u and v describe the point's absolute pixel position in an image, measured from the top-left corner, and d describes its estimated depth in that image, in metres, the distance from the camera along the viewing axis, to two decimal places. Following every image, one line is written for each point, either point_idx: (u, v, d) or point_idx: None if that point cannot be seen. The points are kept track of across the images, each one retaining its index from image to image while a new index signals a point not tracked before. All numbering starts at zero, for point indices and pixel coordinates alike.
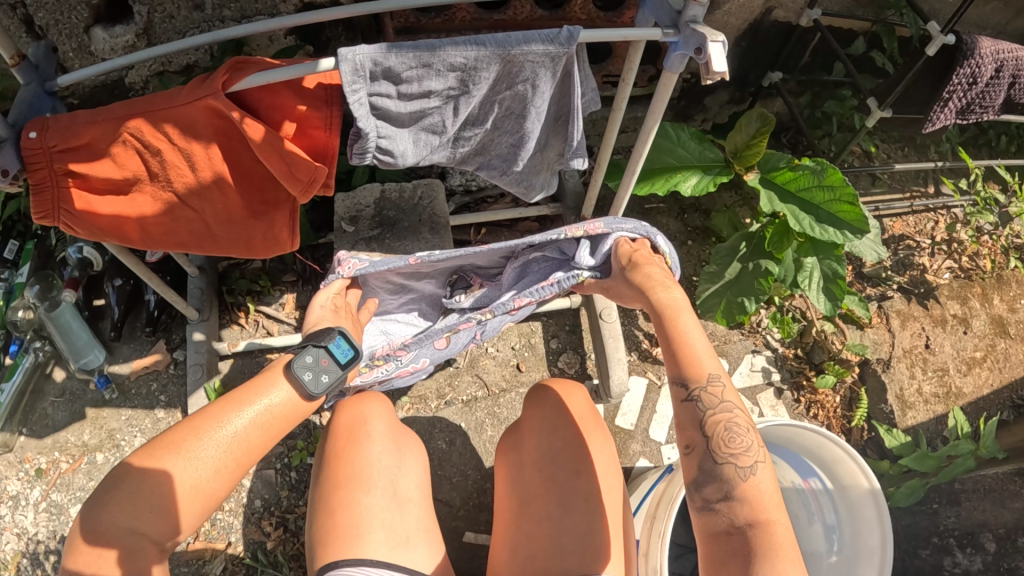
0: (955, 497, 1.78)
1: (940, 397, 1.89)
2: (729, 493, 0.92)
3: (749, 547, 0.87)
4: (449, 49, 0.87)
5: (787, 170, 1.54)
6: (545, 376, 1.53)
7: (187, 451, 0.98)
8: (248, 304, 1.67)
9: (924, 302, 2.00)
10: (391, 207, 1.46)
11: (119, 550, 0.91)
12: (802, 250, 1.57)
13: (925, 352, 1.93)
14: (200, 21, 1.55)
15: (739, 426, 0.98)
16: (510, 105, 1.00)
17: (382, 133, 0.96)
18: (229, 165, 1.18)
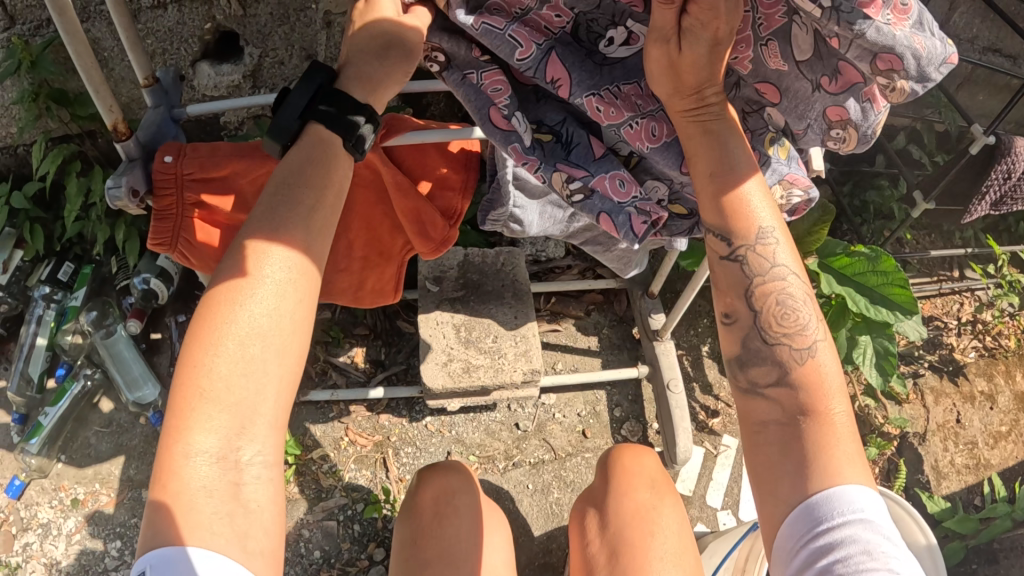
0: (993, 557, 1.83)
1: (971, 468, 1.95)
2: (784, 378, 0.82)
3: (805, 439, 0.78)
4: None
5: (844, 255, 1.67)
6: (608, 442, 1.64)
7: (247, 279, 0.72)
8: (318, 353, 1.68)
9: (954, 379, 2.08)
10: (475, 270, 1.57)
11: (232, 411, 0.67)
12: (856, 329, 1.67)
13: (956, 427, 2.01)
14: (308, 70, 1.62)
15: (793, 304, 0.87)
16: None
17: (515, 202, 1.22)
18: (359, 219, 1.24)
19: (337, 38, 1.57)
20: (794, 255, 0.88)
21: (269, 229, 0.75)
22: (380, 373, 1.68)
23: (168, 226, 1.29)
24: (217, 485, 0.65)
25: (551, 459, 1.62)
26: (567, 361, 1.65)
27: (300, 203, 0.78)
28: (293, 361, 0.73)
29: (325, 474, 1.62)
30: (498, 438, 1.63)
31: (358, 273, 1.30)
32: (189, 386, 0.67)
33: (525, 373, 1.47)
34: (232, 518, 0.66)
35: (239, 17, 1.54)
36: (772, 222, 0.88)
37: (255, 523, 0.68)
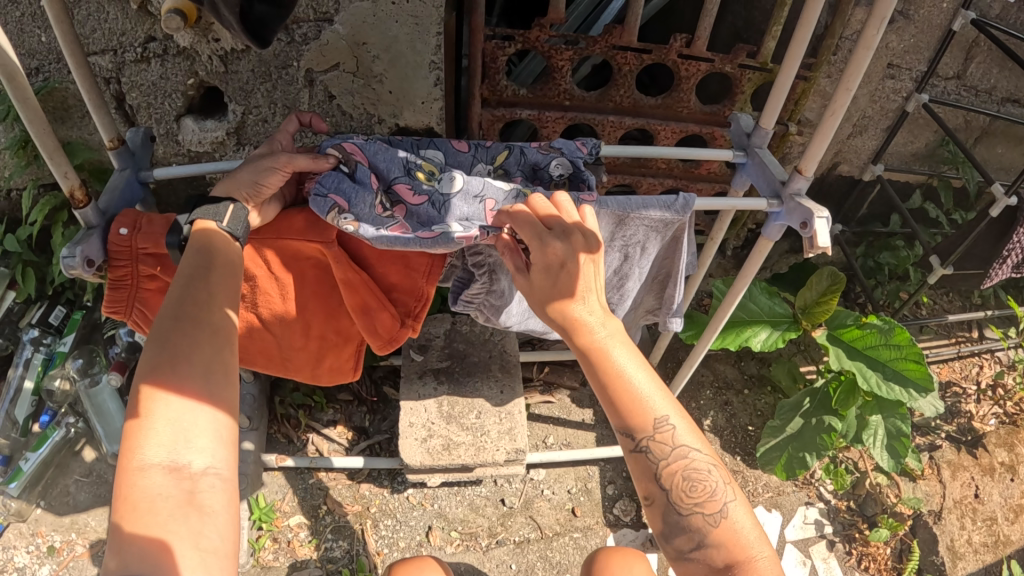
0: None
1: (989, 546, 1.80)
2: (701, 542, 0.90)
3: (722, 565, 0.87)
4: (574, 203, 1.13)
5: (854, 327, 1.57)
6: (600, 523, 1.54)
7: (181, 328, 0.86)
8: (299, 418, 1.62)
9: (972, 451, 1.95)
10: (461, 338, 1.51)
11: (183, 432, 0.80)
12: (866, 408, 1.56)
13: (975, 502, 1.86)
14: (293, 129, 1.57)
15: (696, 473, 0.92)
16: (613, 264, 1.27)
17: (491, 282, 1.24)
18: (315, 298, 1.27)
19: (321, 97, 1.52)
20: (751, 519, 0.90)
21: (162, 354, 0.83)
22: (363, 442, 1.61)
23: (123, 295, 1.26)
24: (170, 494, 0.77)
25: (537, 538, 1.53)
26: (559, 435, 1.57)
27: (190, 321, 0.86)
28: (222, 405, 0.85)
29: (300, 544, 1.54)
30: (482, 515, 1.56)
31: (316, 352, 1.34)
32: (135, 475, 0.77)
33: (509, 452, 1.39)
34: (190, 525, 0.76)
35: (222, 73, 1.50)
36: (727, 492, 0.92)
37: (209, 525, 0.78)
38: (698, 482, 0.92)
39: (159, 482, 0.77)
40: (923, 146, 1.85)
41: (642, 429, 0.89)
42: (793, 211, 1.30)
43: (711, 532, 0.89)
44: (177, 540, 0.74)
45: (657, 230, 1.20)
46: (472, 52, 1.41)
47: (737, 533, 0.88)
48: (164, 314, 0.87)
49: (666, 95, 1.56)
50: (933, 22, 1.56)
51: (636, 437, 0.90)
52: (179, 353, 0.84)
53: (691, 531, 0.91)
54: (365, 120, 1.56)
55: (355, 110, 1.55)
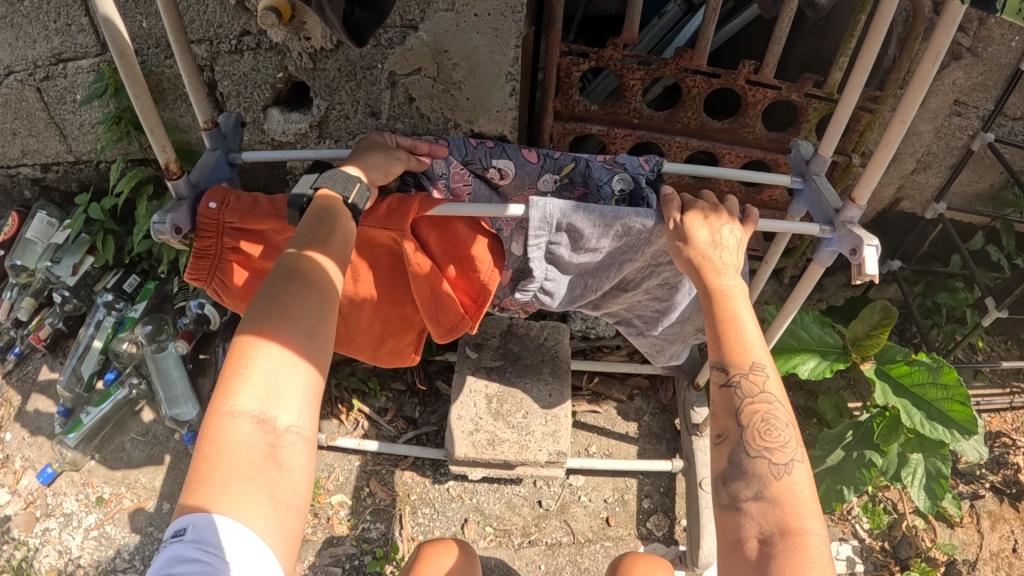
0: None
1: None
2: (761, 492, 0.92)
3: (776, 554, 0.85)
4: (633, 216, 1.17)
5: (903, 363, 1.57)
6: (632, 535, 1.57)
7: (297, 287, 0.90)
8: (352, 401, 1.69)
9: (1016, 504, 1.89)
10: (516, 341, 1.56)
11: (276, 385, 0.82)
12: (908, 445, 1.56)
13: (1012, 556, 1.81)
14: (372, 126, 1.66)
15: (775, 421, 0.98)
16: (667, 275, 1.30)
17: (549, 280, 1.28)
18: (382, 284, 1.34)
19: (401, 98, 1.61)
20: (811, 487, 0.92)
21: (271, 308, 0.87)
22: (411, 431, 1.68)
23: (206, 265, 1.35)
24: (255, 444, 0.79)
25: (569, 543, 1.56)
26: (601, 445, 1.60)
27: (303, 284, 0.90)
28: (314, 373, 0.86)
29: (340, 522, 1.61)
30: (517, 513, 1.60)
31: (378, 336, 1.41)
32: (228, 424, 0.79)
33: (551, 453, 1.42)
34: (271, 481, 0.78)
35: (310, 69, 1.60)
36: (789, 458, 0.94)
37: (286, 483, 0.80)
38: (776, 432, 0.97)
39: (255, 433, 0.79)
40: (988, 187, 1.82)
41: (737, 365, 1.01)
42: (844, 238, 1.32)
43: (763, 472, 0.93)
44: (252, 490, 0.76)
45: None
46: (546, 66, 1.48)
47: (795, 495, 0.90)
48: (278, 272, 0.91)
49: (733, 119, 1.59)
50: (1001, 61, 1.54)
51: (729, 371, 1.01)
52: (287, 310, 0.87)
53: (751, 477, 0.94)
54: (441, 124, 1.64)
55: (432, 113, 1.63)
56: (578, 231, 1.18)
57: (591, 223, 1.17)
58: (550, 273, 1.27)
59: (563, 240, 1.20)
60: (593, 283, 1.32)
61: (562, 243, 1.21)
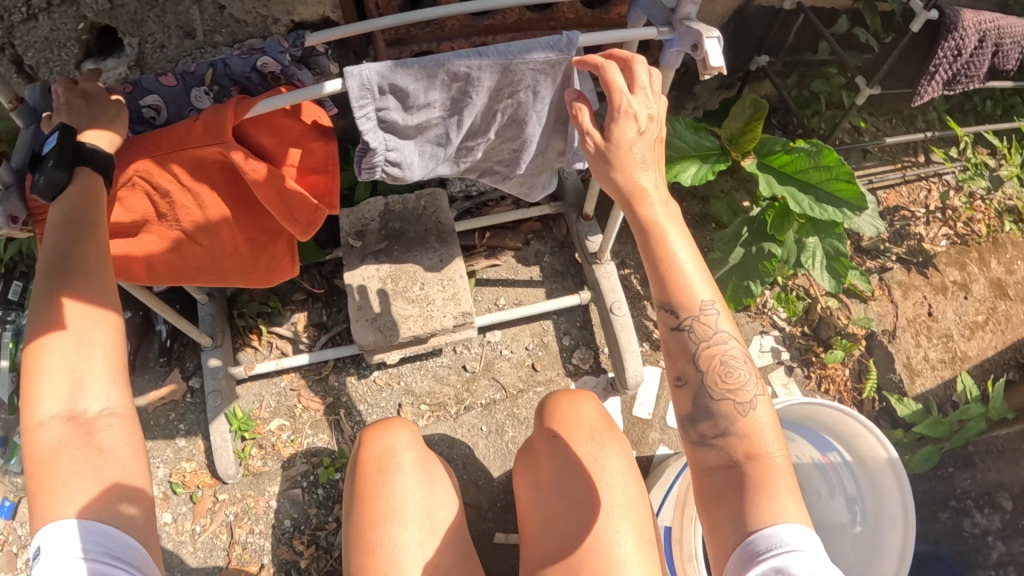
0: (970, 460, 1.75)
1: (946, 363, 1.79)
2: (727, 428, 0.86)
3: (738, 483, 0.82)
4: (454, 61, 1.05)
5: (783, 153, 1.55)
6: (560, 374, 1.60)
7: (47, 270, 0.77)
8: (260, 326, 1.65)
9: (923, 271, 1.90)
10: (396, 218, 1.51)
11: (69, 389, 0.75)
12: (801, 230, 1.57)
13: (929, 320, 1.83)
14: (191, 48, 1.53)
15: (736, 358, 0.89)
16: (511, 113, 1.20)
17: (391, 148, 1.18)
18: (230, 200, 1.27)
19: (210, 8, 1.48)
20: (772, 417, 0.87)
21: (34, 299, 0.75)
22: (324, 336, 1.66)
23: None
24: (69, 441, 0.74)
25: (503, 398, 1.59)
26: (509, 295, 1.60)
27: (59, 265, 0.77)
28: (115, 368, 0.80)
29: (285, 446, 1.61)
30: (447, 384, 1.60)
31: (249, 255, 1.37)
32: (48, 447, 0.73)
33: (456, 317, 1.42)
34: (117, 468, 0.76)
35: (108, 10, 1.42)
36: (756, 391, 0.87)
37: (122, 458, 0.77)
38: (739, 370, 0.89)
39: (101, 441, 0.75)
40: None
41: (687, 307, 0.88)
42: (684, 36, 1.22)
43: (720, 408, 0.87)
44: (81, 486, 0.72)
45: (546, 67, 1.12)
46: None
47: (758, 427, 0.84)
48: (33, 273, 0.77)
49: None
50: None
51: (681, 315, 0.88)
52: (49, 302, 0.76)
53: (717, 417, 0.87)
54: (259, 24, 1.52)
55: (248, 16, 1.50)
56: (400, 93, 1.08)
57: (409, 81, 1.07)
58: (389, 143, 1.17)
59: (385, 104, 1.09)
60: (438, 140, 1.22)
61: (387, 108, 1.10)
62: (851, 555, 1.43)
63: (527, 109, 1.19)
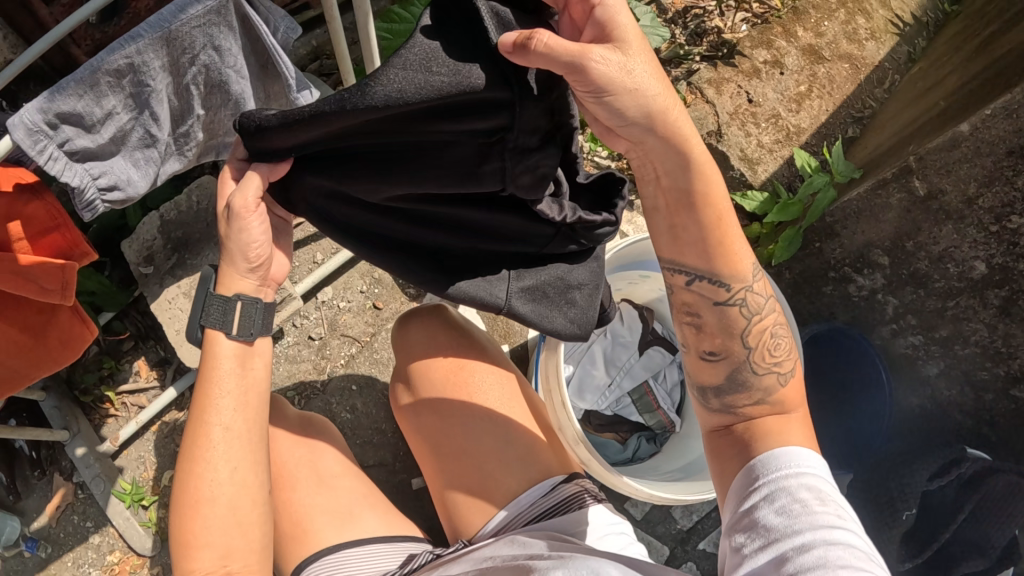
0: (840, 228, 1.55)
1: (782, 142, 1.81)
2: (762, 397, 0.88)
3: (752, 432, 0.86)
4: (108, 58, 1.03)
5: None
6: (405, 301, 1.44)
7: (201, 475, 0.83)
8: (106, 393, 1.55)
9: (730, 62, 1.87)
10: (175, 226, 1.35)
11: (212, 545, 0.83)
12: None
13: (751, 107, 1.83)
14: None
15: (781, 330, 0.90)
16: (206, 79, 1.17)
17: (97, 172, 1.16)
18: None
19: None
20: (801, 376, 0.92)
21: (196, 522, 0.83)
22: (170, 370, 1.56)
23: None
24: None
25: (360, 350, 1.42)
26: (324, 247, 1.45)
27: (202, 509, 0.83)
28: (251, 476, 0.86)
29: None
30: (301, 361, 1.41)
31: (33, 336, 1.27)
32: (191, 526, 0.83)
33: (269, 296, 1.33)
34: (223, 548, 0.84)
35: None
36: (791, 369, 0.90)
37: (243, 544, 0.86)
38: (780, 342, 0.91)
39: (213, 530, 0.84)
40: None
41: (738, 276, 0.87)
42: None
43: (719, 315, 0.88)
44: None
45: (205, 24, 1.09)
46: None
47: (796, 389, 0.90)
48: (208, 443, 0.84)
49: None
50: None
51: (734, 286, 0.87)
52: (196, 514, 0.83)
53: (755, 390, 0.88)
54: None
55: None
56: (84, 117, 1.07)
57: (76, 97, 1.03)
58: (96, 171, 1.16)
59: (62, 127, 1.06)
60: (145, 145, 1.20)
61: (73, 131, 1.08)
62: None
63: (219, 79, 1.18)
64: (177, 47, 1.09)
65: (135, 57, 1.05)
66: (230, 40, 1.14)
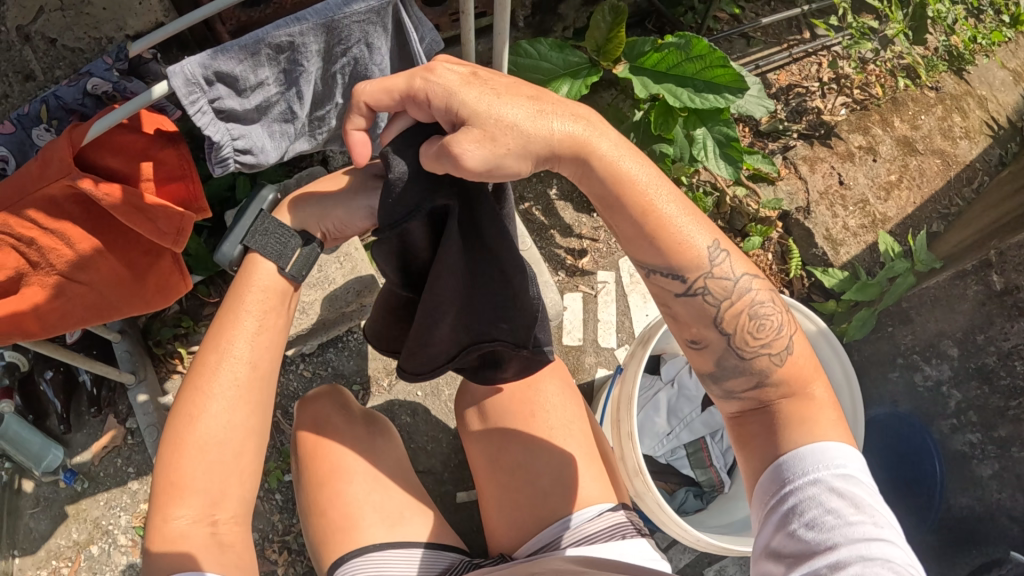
0: (907, 316, 1.79)
1: (867, 227, 1.78)
2: (762, 381, 0.88)
3: (777, 421, 0.86)
4: (273, 32, 1.12)
5: (653, 52, 1.52)
6: None
7: (207, 399, 0.91)
8: (178, 349, 1.63)
9: (827, 142, 1.86)
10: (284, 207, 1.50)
11: (205, 468, 0.90)
12: (689, 124, 1.55)
13: (841, 189, 1.80)
14: (38, 91, 1.43)
15: (762, 308, 0.89)
16: (350, 71, 1.28)
17: (237, 135, 1.26)
18: (94, 231, 1.28)
19: (42, 46, 1.37)
20: (808, 349, 0.91)
21: (195, 445, 0.89)
22: None
23: None
24: (192, 536, 0.89)
25: None
26: None
27: (206, 435, 0.90)
28: (252, 420, 0.93)
29: None
30: (374, 357, 1.53)
31: (135, 275, 1.37)
32: (178, 466, 0.90)
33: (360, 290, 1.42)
34: (213, 491, 0.91)
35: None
36: (785, 337, 0.89)
37: (232, 492, 0.92)
38: (766, 321, 0.89)
39: (206, 460, 0.90)
40: None
41: (693, 266, 0.87)
42: None
43: (685, 308, 0.90)
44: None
45: (368, 18, 1.20)
46: None
47: (799, 367, 0.88)
48: (226, 368, 0.92)
49: None
50: None
51: (691, 278, 0.87)
52: (193, 444, 0.90)
53: (751, 372, 0.89)
54: (94, 41, 1.39)
55: (81, 43, 1.39)
56: (239, 81, 1.17)
57: (239, 64, 1.14)
58: (235, 131, 1.25)
59: (218, 87, 1.15)
60: (283, 118, 1.31)
61: (227, 93, 1.18)
62: None
63: (365, 71, 1.29)
64: (337, 35, 1.20)
65: (301, 38, 1.16)
66: (382, 38, 1.25)
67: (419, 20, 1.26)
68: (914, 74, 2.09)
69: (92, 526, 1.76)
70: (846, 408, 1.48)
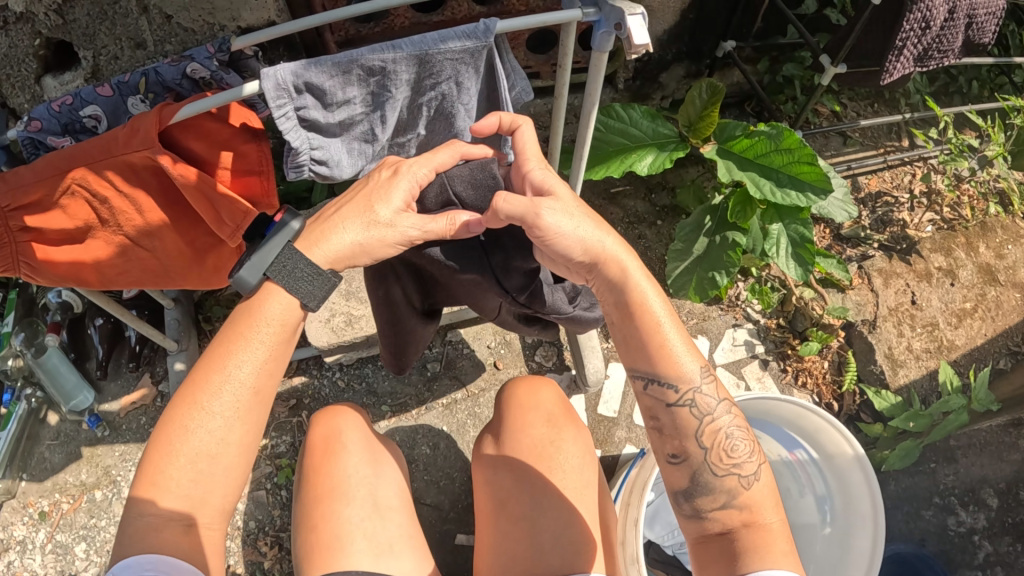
0: (952, 454, 1.68)
1: (932, 352, 1.70)
2: (728, 502, 0.92)
3: (737, 551, 0.89)
4: (367, 55, 1.07)
5: (744, 137, 1.49)
6: (522, 369, 1.64)
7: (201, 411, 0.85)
8: None
9: (906, 258, 1.81)
10: None
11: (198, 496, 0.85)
12: (766, 217, 1.52)
13: (912, 309, 1.74)
14: (145, 60, 1.45)
15: (738, 435, 0.95)
16: (438, 105, 1.22)
17: (314, 145, 1.19)
18: (163, 204, 1.22)
19: (159, 20, 1.39)
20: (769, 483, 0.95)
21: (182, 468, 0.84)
22: None
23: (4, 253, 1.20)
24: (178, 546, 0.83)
25: (464, 398, 1.62)
26: None
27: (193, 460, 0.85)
28: (248, 439, 0.89)
29: None
30: (409, 384, 1.63)
31: (193, 255, 1.32)
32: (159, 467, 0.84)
33: None
34: (196, 498, 0.85)
35: (61, 25, 1.37)
36: (752, 468, 0.94)
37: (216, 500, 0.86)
38: (738, 443, 0.94)
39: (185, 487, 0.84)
40: None
41: (673, 378, 0.94)
42: (611, 15, 1.12)
43: (671, 417, 0.95)
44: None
45: (465, 57, 1.14)
46: None
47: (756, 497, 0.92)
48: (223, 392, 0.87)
49: None
50: None
51: (658, 381, 0.94)
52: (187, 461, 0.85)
53: (719, 492, 0.92)
54: (210, 27, 1.43)
55: (195, 24, 1.42)
56: (325, 96, 1.11)
57: (326, 79, 1.08)
58: (314, 143, 1.18)
59: (302, 97, 1.10)
60: (364, 139, 1.24)
61: (311, 104, 1.12)
62: (822, 552, 1.38)
63: (454, 110, 1.24)
64: (430, 70, 1.14)
65: (394, 65, 1.10)
66: (475, 79, 1.20)
67: (517, 71, 1.24)
68: (1006, 201, 1.98)
69: (101, 472, 1.80)
70: (868, 546, 1.27)
